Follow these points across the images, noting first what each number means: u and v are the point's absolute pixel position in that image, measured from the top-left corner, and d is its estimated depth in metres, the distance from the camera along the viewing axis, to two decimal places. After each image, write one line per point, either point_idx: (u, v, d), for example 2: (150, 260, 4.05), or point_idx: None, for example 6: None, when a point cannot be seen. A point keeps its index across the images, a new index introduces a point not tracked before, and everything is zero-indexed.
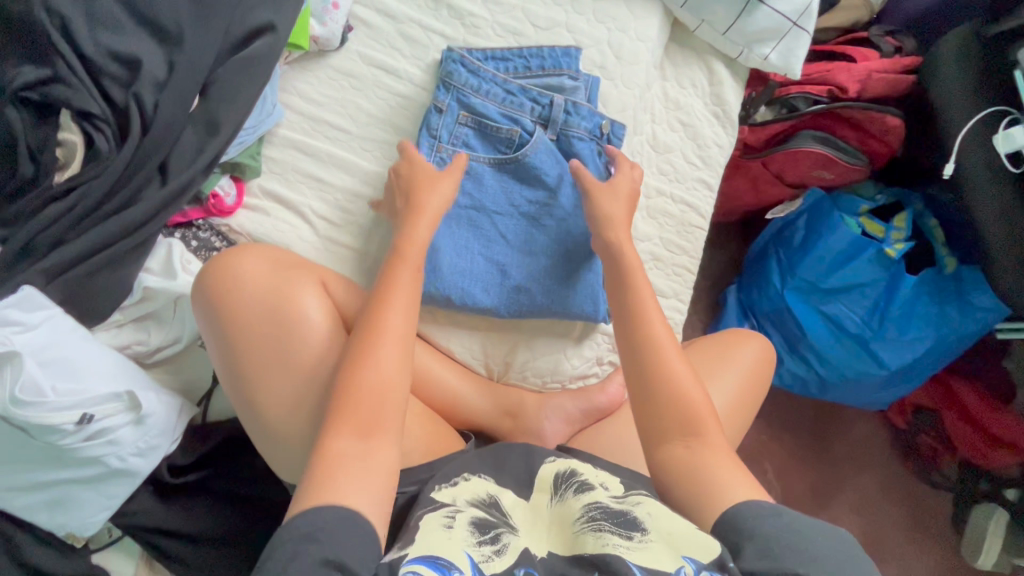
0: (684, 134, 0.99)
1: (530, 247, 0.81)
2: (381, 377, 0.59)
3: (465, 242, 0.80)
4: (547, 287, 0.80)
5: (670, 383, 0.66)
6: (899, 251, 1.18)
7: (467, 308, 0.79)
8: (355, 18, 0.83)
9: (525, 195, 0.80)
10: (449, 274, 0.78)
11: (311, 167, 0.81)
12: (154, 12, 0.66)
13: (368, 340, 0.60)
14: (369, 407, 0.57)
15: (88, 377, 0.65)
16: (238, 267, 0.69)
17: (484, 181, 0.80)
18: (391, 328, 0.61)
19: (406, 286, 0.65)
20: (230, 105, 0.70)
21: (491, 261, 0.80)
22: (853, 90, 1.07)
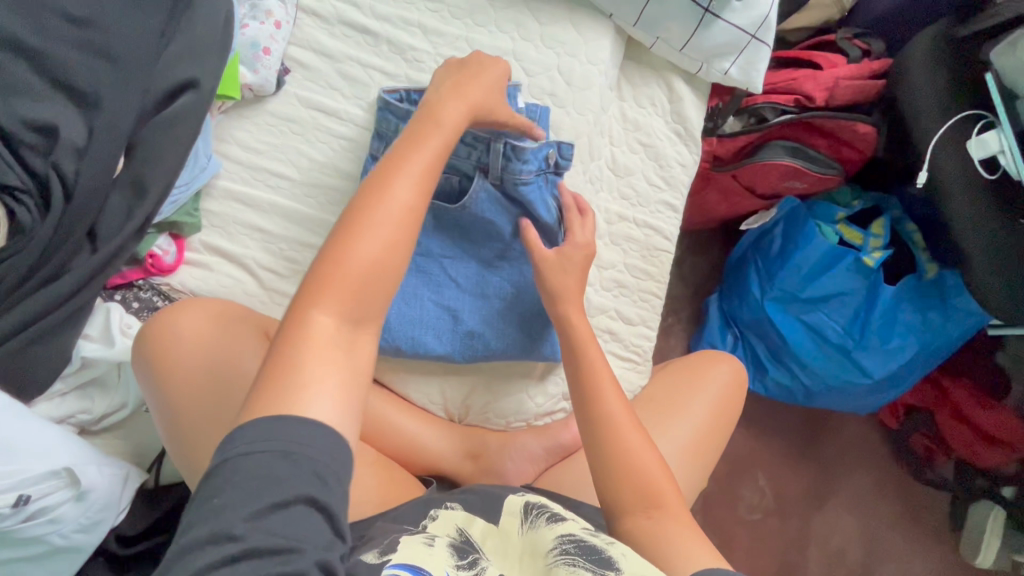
0: (645, 155, 0.96)
1: (482, 289, 0.79)
2: (379, 254, 0.50)
3: (414, 288, 0.78)
4: (501, 330, 0.78)
5: (625, 448, 0.65)
6: (876, 259, 1.15)
7: (420, 356, 0.77)
8: (291, 60, 0.80)
9: (476, 236, 0.78)
10: (397, 323, 0.76)
11: (253, 218, 0.78)
12: (69, 76, 0.64)
13: (370, 203, 0.52)
14: (363, 290, 0.50)
15: (23, 457, 0.62)
16: (178, 320, 0.66)
17: (432, 225, 0.78)
18: (395, 203, 0.52)
19: (427, 156, 0.57)
20: (158, 165, 0.68)
21: (442, 306, 0.78)
22: (821, 99, 1.04)
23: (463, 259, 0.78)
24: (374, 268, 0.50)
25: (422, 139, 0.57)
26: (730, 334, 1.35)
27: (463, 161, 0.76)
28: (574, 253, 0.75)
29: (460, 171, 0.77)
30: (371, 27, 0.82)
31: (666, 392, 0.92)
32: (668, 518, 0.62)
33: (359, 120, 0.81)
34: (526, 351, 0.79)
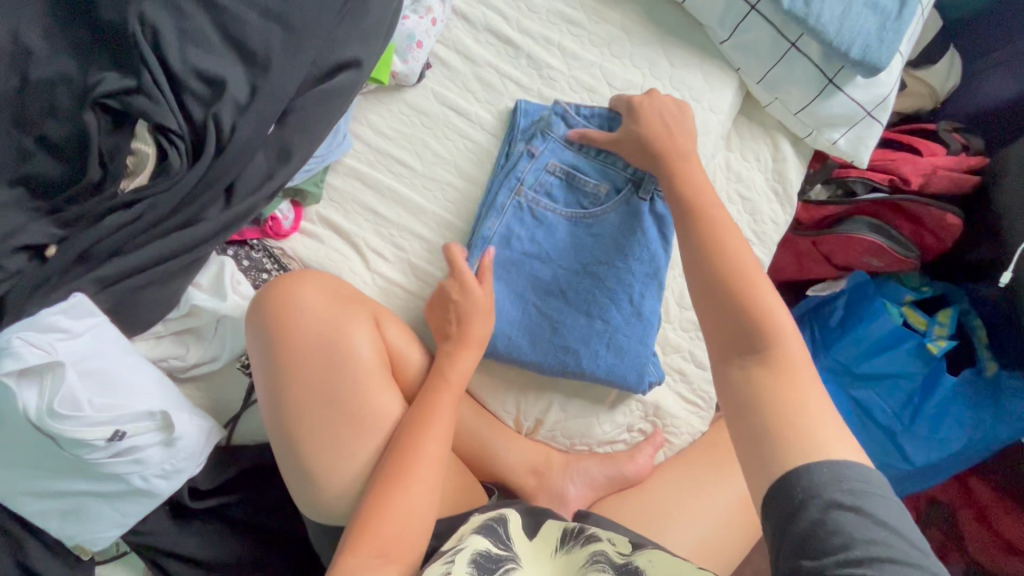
0: (741, 207, 0.98)
1: (587, 309, 0.80)
2: (411, 517, 0.60)
3: (522, 292, 0.80)
4: (593, 352, 0.79)
5: (740, 270, 0.61)
6: (941, 348, 1.15)
7: (513, 360, 0.79)
8: (435, 57, 0.83)
9: (590, 255, 0.80)
10: (504, 319, 0.78)
11: (372, 201, 0.80)
12: (245, 37, 0.66)
13: (405, 463, 0.62)
14: (395, 532, 0.58)
15: (127, 393, 0.63)
16: (300, 292, 0.67)
17: (556, 234, 0.80)
18: (426, 459, 0.63)
19: (445, 421, 0.66)
20: (305, 135, 0.69)
21: (544, 316, 0.80)
22: (916, 183, 1.06)
23: (574, 276, 0.80)
24: (401, 514, 0.59)
25: (442, 395, 0.68)
26: None
27: (618, 171, 0.80)
28: None
29: (611, 182, 0.81)
30: (514, 40, 0.84)
31: None
32: (776, 379, 0.55)
33: (488, 127, 0.83)
34: (612, 379, 0.80)
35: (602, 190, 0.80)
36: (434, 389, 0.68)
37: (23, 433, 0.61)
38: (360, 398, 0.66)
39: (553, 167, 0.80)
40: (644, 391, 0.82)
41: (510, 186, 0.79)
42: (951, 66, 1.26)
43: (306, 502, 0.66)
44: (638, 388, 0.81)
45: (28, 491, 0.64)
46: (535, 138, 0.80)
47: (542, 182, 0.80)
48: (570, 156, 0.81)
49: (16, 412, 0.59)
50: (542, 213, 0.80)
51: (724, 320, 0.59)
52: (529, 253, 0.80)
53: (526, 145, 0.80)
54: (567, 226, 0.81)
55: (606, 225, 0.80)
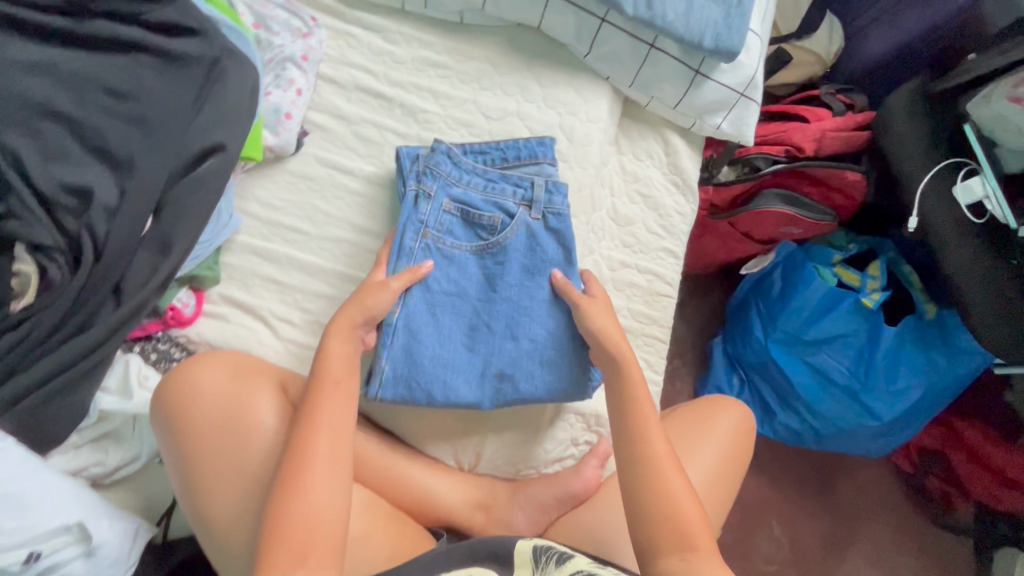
0: (644, 205, 1.00)
1: (515, 332, 0.81)
2: (316, 515, 0.60)
3: (449, 328, 0.81)
4: (530, 373, 0.80)
5: (653, 435, 0.71)
6: (876, 301, 1.17)
7: (449, 402, 0.79)
8: (310, 123, 0.85)
9: (506, 278, 0.81)
10: (429, 369, 0.78)
11: (272, 271, 0.82)
12: (105, 142, 0.67)
13: (299, 465, 0.63)
14: (311, 522, 0.60)
15: (40, 511, 0.63)
16: (196, 376, 0.69)
17: (466, 268, 0.82)
18: (320, 453, 0.64)
19: (336, 411, 0.67)
20: (183, 226, 0.71)
21: (473, 351, 0.81)
22: (810, 149, 1.09)
23: (492, 306, 0.81)
24: (316, 496, 0.61)
25: (325, 392, 0.68)
26: (737, 376, 1.37)
27: (504, 199, 0.83)
28: (607, 359, 0.77)
29: (503, 209, 0.82)
30: (385, 92, 0.88)
31: (676, 435, 0.93)
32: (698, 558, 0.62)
33: (376, 179, 0.86)
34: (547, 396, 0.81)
35: (489, 218, 0.82)
36: (319, 389, 0.68)
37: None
38: (263, 453, 0.68)
39: (446, 205, 0.81)
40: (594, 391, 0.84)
41: (413, 232, 0.80)
42: (832, 29, 1.30)
43: (242, 572, 0.67)
44: (586, 394, 0.83)
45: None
46: (424, 179, 0.81)
47: (442, 222, 0.81)
48: (458, 192, 0.82)
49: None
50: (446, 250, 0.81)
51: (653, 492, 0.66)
52: (440, 299, 0.80)
53: (418, 188, 0.81)
54: (475, 260, 0.82)
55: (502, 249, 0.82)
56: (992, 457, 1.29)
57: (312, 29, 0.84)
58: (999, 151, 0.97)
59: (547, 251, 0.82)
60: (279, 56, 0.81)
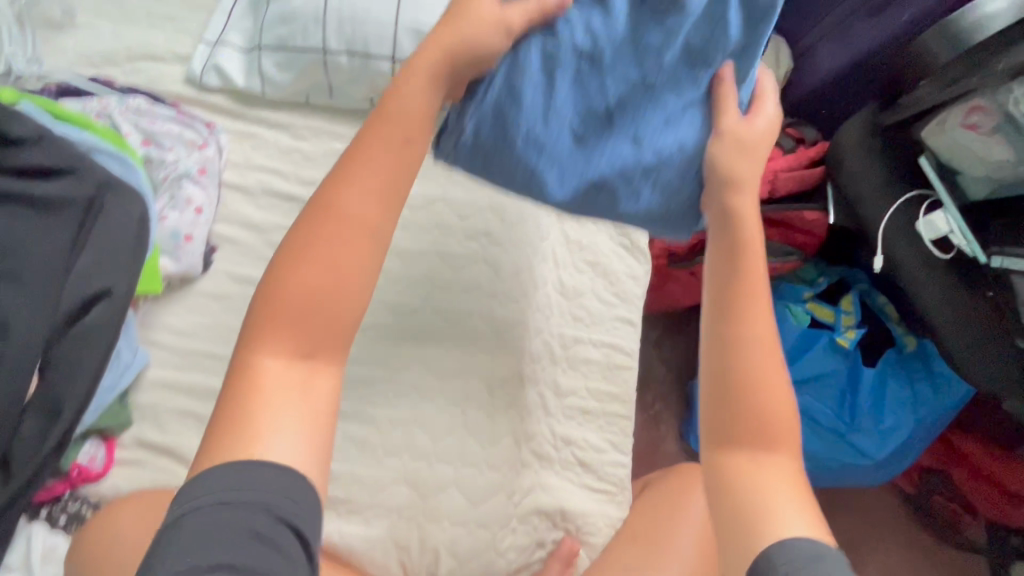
0: (593, 273, 0.94)
1: (621, 102, 0.59)
2: (325, 278, 0.51)
3: (563, 92, 0.58)
4: (624, 160, 0.59)
5: (755, 308, 0.56)
6: (851, 339, 1.11)
7: (521, 185, 0.60)
8: (219, 237, 0.79)
9: (665, 59, 0.59)
10: (537, 119, 0.58)
11: (188, 404, 0.75)
12: None
13: (320, 220, 0.51)
14: (327, 301, 0.51)
15: None
16: (119, 519, 0.65)
17: (604, 34, 0.59)
18: (349, 214, 0.52)
19: (384, 163, 0.54)
20: (70, 385, 0.64)
21: (580, 113, 0.59)
22: (764, 192, 1.03)
23: (620, 95, 0.59)
24: (300, 390, 0.49)
25: (377, 126, 0.54)
26: None
27: None
28: (716, 208, 0.59)
29: None
30: (296, 193, 0.81)
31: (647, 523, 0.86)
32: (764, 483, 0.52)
33: None
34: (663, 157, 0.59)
35: None
36: (310, 213, 0.52)
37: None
38: None
39: (581, 27, 0.59)
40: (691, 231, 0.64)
41: (521, 45, 0.58)
42: (779, 52, 1.25)
43: None
44: (692, 233, 0.64)
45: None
46: None
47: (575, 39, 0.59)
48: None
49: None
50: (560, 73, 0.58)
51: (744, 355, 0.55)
52: (540, 108, 0.58)
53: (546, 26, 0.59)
54: (585, 62, 0.59)
55: (667, 49, 0.59)
56: (993, 471, 1.22)
57: (208, 140, 0.78)
58: (963, 179, 0.91)
59: (746, 32, 0.60)
60: (172, 173, 0.75)
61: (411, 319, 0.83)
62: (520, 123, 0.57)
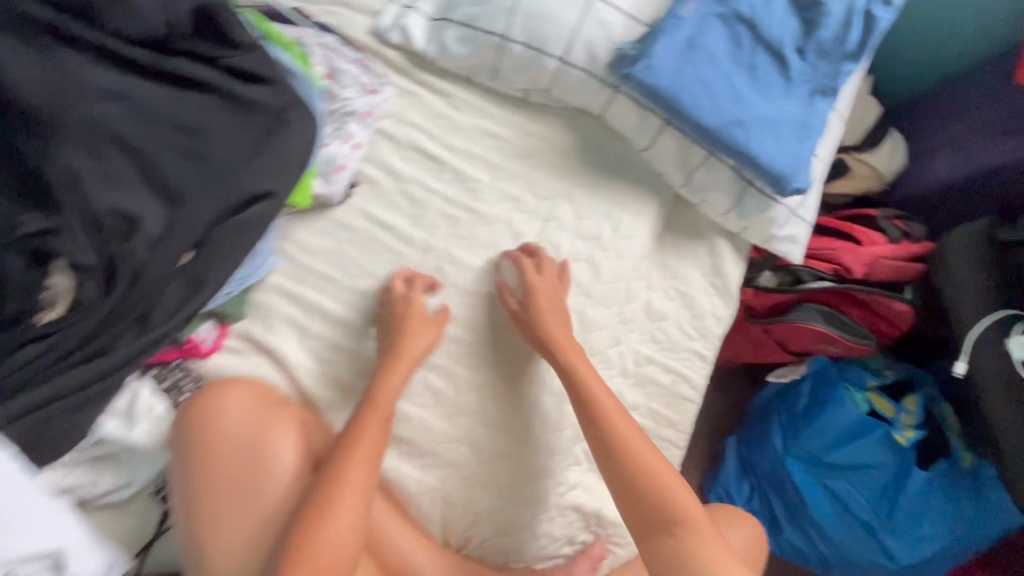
0: (680, 303, 0.98)
1: (762, 70, 0.80)
2: (336, 546, 0.67)
3: (728, 19, 0.78)
4: (757, 109, 0.80)
5: (648, 463, 0.75)
6: (909, 438, 1.11)
7: (678, 108, 0.79)
8: (362, 176, 0.86)
9: (803, 57, 0.80)
10: (709, 113, 0.79)
11: (297, 314, 0.82)
12: (160, 172, 0.70)
13: (328, 493, 0.69)
14: (319, 554, 0.66)
15: (22, 536, 0.61)
16: (224, 399, 0.72)
17: (769, 18, 0.78)
18: (353, 480, 0.70)
19: (370, 441, 0.73)
20: (218, 265, 0.72)
21: (726, 77, 0.79)
22: (859, 273, 1.05)
23: (778, 38, 0.78)
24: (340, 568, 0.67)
25: (394, 369, 0.77)
26: (747, 484, 1.29)
27: None
28: (774, 180, 0.84)
29: None
30: (440, 156, 0.88)
31: None
32: (696, 535, 0.72)
33: (416, 241, 0.85)
34: (768, 169, 0.83)
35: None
36: (362, 420, 0.74)
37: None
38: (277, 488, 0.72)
39: None
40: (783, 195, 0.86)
41: None
42: (896, 148, 1.28)
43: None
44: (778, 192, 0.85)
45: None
46: None
47: None
48: None
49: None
50: (726, 33, 0.78)
51: (665, 520, 0.72)
52: (715, 101, 0.79)
53: None
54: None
55: (804, 81, 0.81)
56: None
57: (379, 85, 0.86)
58: None
59: (841, 68, 0.81)
60: (342, 108, 0.83)
61: None
62: (697, 117, 0.79)
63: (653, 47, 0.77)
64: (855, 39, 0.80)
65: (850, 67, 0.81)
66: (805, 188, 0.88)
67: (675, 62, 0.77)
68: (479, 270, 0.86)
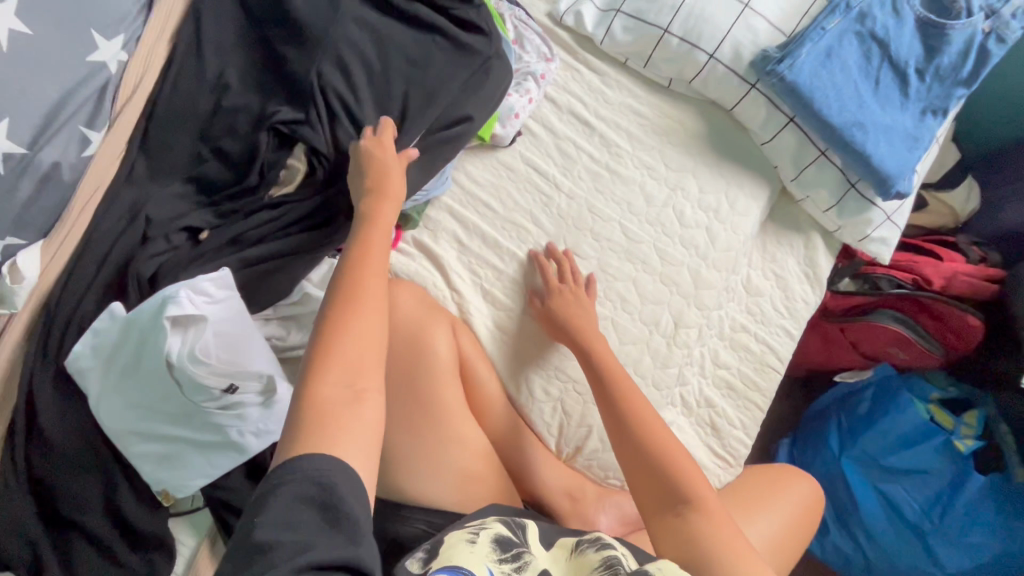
0: (775, 283, 1.09)
1: (883, 84, 0.95)
2: (360, 347, 0.60)
3: (859, 40, 0.94)
4: (876, 115, 0.95)
5: (644, 429, 0.75)
6: (968, 446, 1.19)
7: (808, 102, 0.94)
8: (526, 128, 1.01)
9: (920, 79, 0.95)
10: (835, 111, 0.94)
11: (459, 232, 0.96)
12: (387, 88, 0.86)
13: (348, 300, 0.63)
14: (350, 357, 0.59)
15: (246, 355, 0.76)
16: (399, 294, 0.86)
17: (894, 43, 0.94)
18: (368, 293, 0.64)
19: (378, 258, 0.68)
20: (422, 173, 0.86)
21: (852, 84, 0.94)
22: (938, 284, 1.16)
23: (901, 60, 0.94)
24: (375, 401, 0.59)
25: (384, 203, 0.75)
26: None
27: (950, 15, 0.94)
28: (883, 179, 0.96)
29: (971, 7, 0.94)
30: (591, 122, 1.03)
31: (749, 493, 0.95)
32: (711, 518, 0.67)
33: (563, 187, 0.99)
34: (880, 168, 0.95)
35: (948, 28, 0.93)
36: (366, 231, 0.71)
37: (152, 375, 0.73)
38: (437, 373, 0.83)
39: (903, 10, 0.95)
40: (889, 193, 0.97)
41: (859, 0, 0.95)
42: (971, 191, 1.39)
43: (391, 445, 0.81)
44: (884, 190, 0.97)
45: (143, 420, 0.75)
46: None
47: (894, 13, 0.94)
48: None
49: (158, 351, 0.72)
50: (857, 49, 0.94)
51: (675, 492, 0.70)
52: (842, 101, 0.94)
53: None
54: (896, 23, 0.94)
55: (918, 99, 0.96)
56: None
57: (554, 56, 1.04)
58: None
59: (953, 92, 0.95)
60: (525, 69, 1.01)
61: (636, 248, 0.98)
62: (824, 112, 0.93)
63: (796, 51, 0.93)
64: (968, 70, 0.94)
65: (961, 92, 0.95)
66: (906, 193, 0.99)
67: (813, 66, 0.93)
68: (613, 221, 0.99)
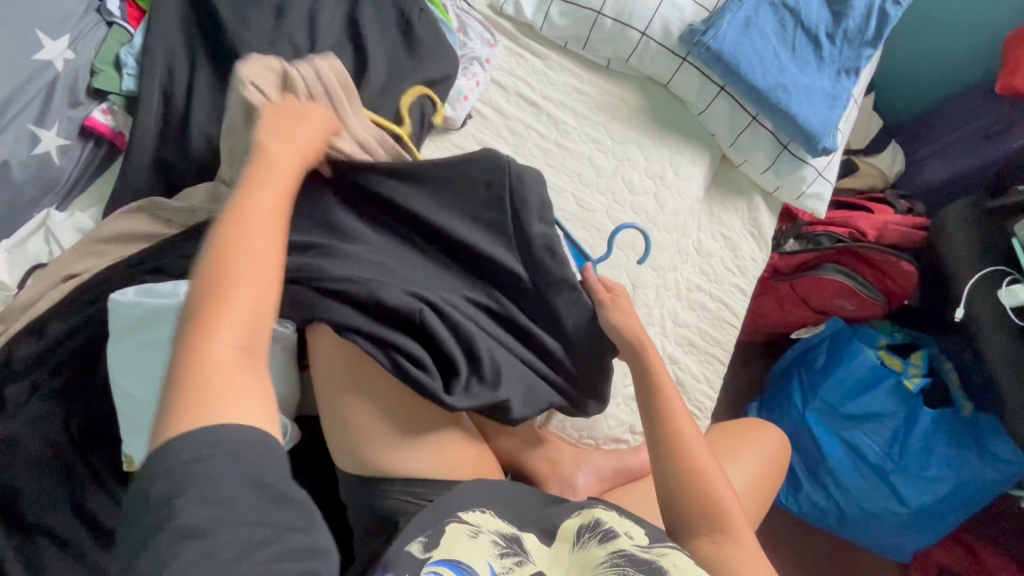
0: (724, 244, 1.15)
1: (799, 49, 1.04)
2: (256, 304, 0.49)
3: (774, 9, 1.04)
4: (796, 77, 1.03)
5: (699, 452, 0.77)
6: (916, 385, 1.26)
7: (735, 68, 1.01)
8: (476, 112, 1.06)
9: (830, 43, 1.05)
10: (759, 75, 1.01)
11: None
12: None
13: (223, 288, 0.48)
14: (247, 326, 0.48)
15: None
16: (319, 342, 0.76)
17: (805, 10, 1.04)
18: (257, 249, 0.51)
19: (261, 241, 0.52)
20: None
21: (772, 51, 1.03)
22: (872, 235, 1.26)
23: (812, 26, 1.04)
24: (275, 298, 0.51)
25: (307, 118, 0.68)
26: None
27: None
28: (809, 135, 1.03)
29: None
30: (537, 102, 1.08)
31: (721, 444, 1.00)
32: (740, 550, 0.72)
33: None
34: (806, 125, 1.03)
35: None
36: (264, 172, 0.58)
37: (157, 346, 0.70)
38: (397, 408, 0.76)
39: None
40: (817, 150, 1.05)
41: None
42: (895, 155, 1.49)
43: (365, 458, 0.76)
44: (810, 147, 1.04)
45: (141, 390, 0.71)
46: None
47: None
48: None
49: None
50: (772, 19, 1.03)
51: (709, 517, 0.74)
52: (765, 66, 1.02)
53: None
54: None
55: (831, 62, 1.05)
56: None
57: (497, 43, 1.10)
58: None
59: (859, 55, 1.06)
60: (470, 55, 1.05)
61: (590, 217, 1.02)
62: (750, 77, 1.01)
63: (719, 23, 1.01)
64: (871, 33, 1.05)
65: (867, 52, 1.06)
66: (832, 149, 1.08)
67: (736, 36, 1.01)
68: (566, 192, 1.03)
